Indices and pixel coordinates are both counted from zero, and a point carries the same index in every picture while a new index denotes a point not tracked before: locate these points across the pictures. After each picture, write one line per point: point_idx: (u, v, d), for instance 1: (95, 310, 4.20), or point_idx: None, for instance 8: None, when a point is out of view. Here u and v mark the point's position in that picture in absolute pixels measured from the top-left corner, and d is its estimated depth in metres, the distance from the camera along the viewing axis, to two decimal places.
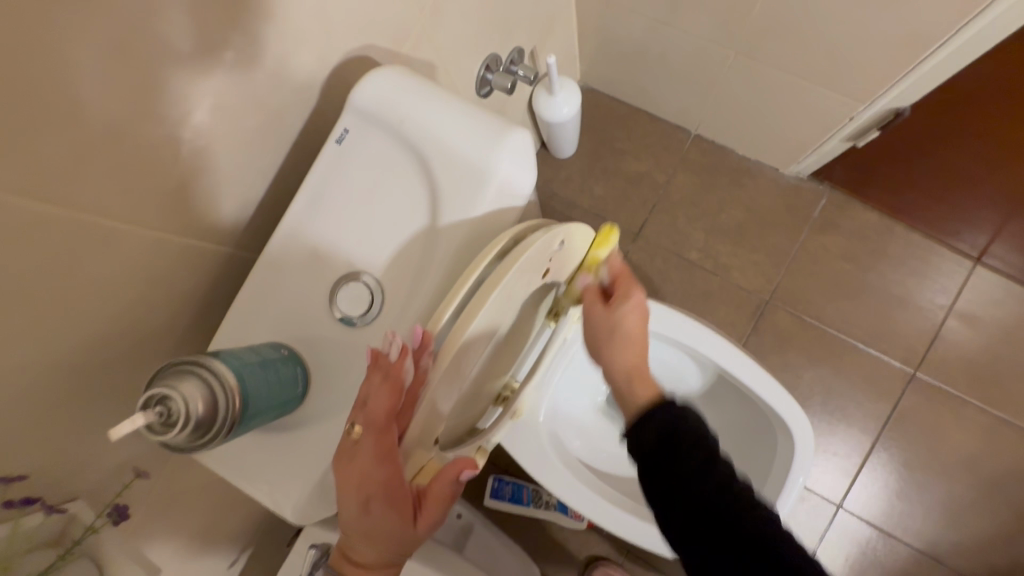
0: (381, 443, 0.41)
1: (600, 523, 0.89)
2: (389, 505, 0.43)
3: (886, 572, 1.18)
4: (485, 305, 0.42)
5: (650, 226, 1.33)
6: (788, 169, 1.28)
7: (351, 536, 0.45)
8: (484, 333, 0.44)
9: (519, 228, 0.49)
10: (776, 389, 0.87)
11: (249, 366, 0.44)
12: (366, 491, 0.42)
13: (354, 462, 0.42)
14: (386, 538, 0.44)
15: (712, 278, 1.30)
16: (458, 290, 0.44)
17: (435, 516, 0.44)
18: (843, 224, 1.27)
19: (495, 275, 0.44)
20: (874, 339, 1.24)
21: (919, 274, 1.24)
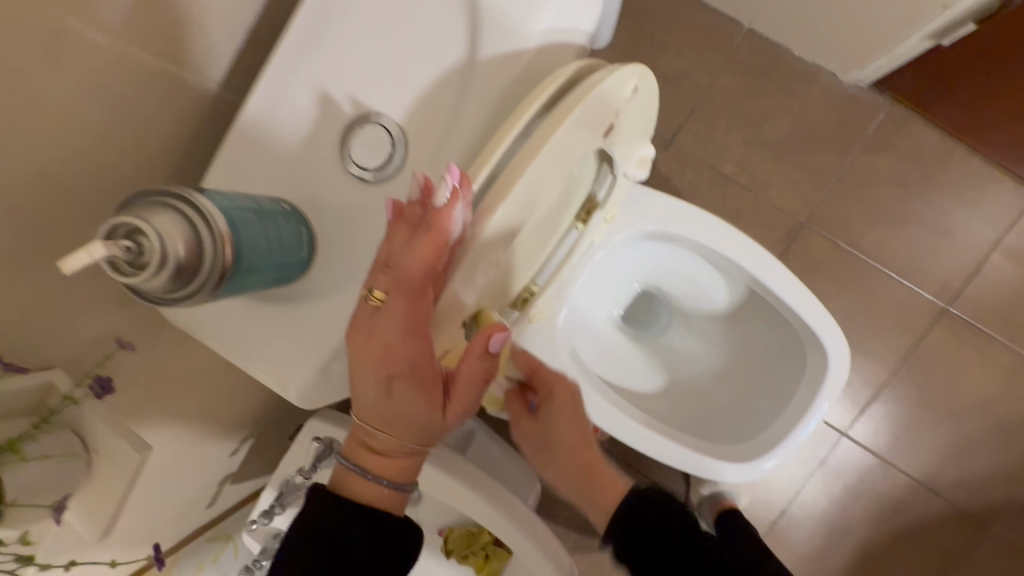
0: (413, 311, 0.35)
1: (613, 433, 0.85)
2: (416, 384, 0.37)
3: (880, 498, 1.20)
4: (543, 151, 0.34)
5: (684, 134, 1.21)
6: (848, 75, 1.14)
7: (368, 420, 0.39)
8: (536, 193, 0.37)
9: (578, 68, 0.40)
10: (813, 306, 0.83)
11: (242, 214, 0.36)
12: (391, 366, 0.36)
13: (375, 334, 0.36)
14: (412, 427, 0.39)
15: (746, 196, 1.20)
16: (505, 133, 0.36)
17: (466, 399, 0.38)
18: (898, 143, 1.16)
19: (554, 117, 0.36)
20: (910, 270, 1.16)
21: (970, 203, 1.14)
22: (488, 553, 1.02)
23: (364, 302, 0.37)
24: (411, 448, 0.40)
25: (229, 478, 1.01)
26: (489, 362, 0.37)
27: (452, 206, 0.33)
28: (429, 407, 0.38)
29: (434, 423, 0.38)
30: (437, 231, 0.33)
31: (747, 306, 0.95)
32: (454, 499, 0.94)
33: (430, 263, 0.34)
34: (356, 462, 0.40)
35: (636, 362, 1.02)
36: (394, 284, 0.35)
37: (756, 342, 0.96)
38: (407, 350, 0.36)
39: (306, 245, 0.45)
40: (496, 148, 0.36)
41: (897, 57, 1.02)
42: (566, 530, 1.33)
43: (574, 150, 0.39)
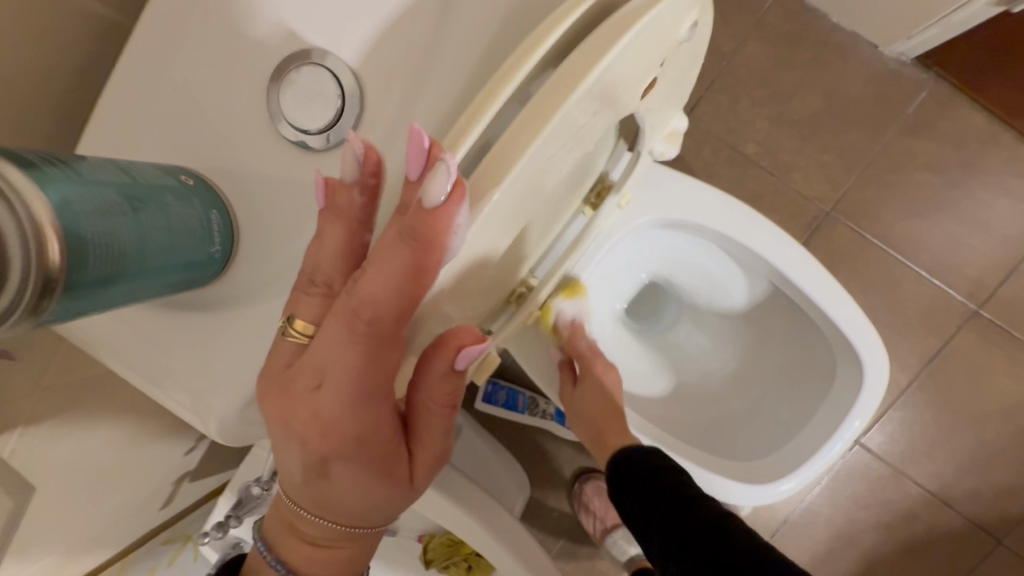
0: (368, 362, 0.24)
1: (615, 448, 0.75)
2: (361, 457, 0.27)
3: (889, 509, 1.12)
4: (557, 115, 0.23)
5: (702, 107, 1.08)
6: (892, 47, 1.02)
7: (296, 497, 0.29)
8: (539, 170, 0.26)
9: None
10: (850, 311, 0.72)
11: (100, 199, 0.33)
12: (325, 442, 0.27)
13: (300, 379, 0.26)
14: (357, 511, 0.29)
15: (767, 179, 1.09)
16: (501, 85, 0.24)
17: (430, 440, 0.29)
18: (941, 125, 1.04)
19: (574, 61, 0.24)
20: (941, 268, 1.07)
21: (1013, 196, 1.04)
22: (470, 564, 0.94)
23: (282, 340, 0.28)
24: (356, 534, 0.30)
25: (187, 477, 0.88)
26: (453, 384, 0.27)
27: (452, 206, 0.22)
28: (385, 482, 0.29)
29: (391, 500, 0.29)
30: (425, 245, 0.22)
31: (769, 306, 0.85)
32: (434, 511, 0.85)
33: (407, 295, 0.23)
34: (278, 556, 0.31)
35: (641, 363, 0.92)
36: (337, 323, 0.24)
37: (778, 348, 0.86)
38: (350, 416, 0.26)
39: (217, 236, 0.43)
40: (487, 106, 0.24)
41: (952, 27, 0.91)
42: (555, 531, 1.26)
43: (601, 107, 0.28)
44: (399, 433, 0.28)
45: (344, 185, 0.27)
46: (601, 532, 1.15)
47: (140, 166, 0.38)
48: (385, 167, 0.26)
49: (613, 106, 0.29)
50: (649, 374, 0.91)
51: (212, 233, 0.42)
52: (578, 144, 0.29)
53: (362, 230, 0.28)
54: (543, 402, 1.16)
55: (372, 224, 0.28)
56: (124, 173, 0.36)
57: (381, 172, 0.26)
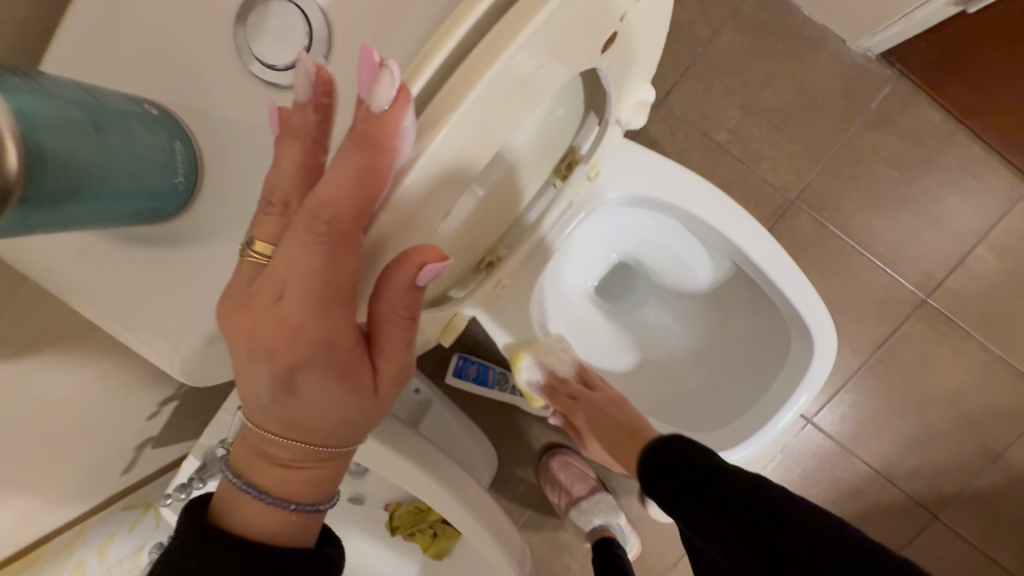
0: (329, 267, 0.25)
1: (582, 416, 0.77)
2: (325, 369, 0.28)
3: (837, 485, 1.19)
4: (506, 55, 0.26)
5: (678, 94, 1.11)
6: (859, 42, 1.06)
7: (264, 417, 0.30)
8: (495, 108, 0.28)
9: None
10: (805, 289, 0.76)
11: (73, 113, 0.35)
12: (290, 352, 0.27)
13: (262, 292, 0.27)
14: (327, 424, 0.30)
15: (737, 167, 1.12)
16: (455, 26, 0.27)
17: (394, 354, 0.30)
18: (901, 122, 1.09)
19: (533, 1, 0.26)
20: (894, 258, 1.12)
21: (963, 192, 1.09)
22: (436, 530, 0.95)
23: (244, 261, 0.28)
24: (325, 451, 0.31)
25: (151, 440, 0.87)
26: (413, 299, 0.28)
27: (398, 110, 0.24)
28: (352, 394, 0.30)
29: (358, 412, 0.30)
30: (378, 149, 0.24)
31: (731, 286, 0.89)
32: (402, 477, 0.86)
33: (365, 195, 0.24)
34: (250, 480, 0.32)
35: (609, 339, 0.95)
36: (299, 231, 0.25)
37: (738, 325, 0.89)
38: (315, 325, 0.27)
39: (180, 167, 0.46)
40: (439, 47, 0.27)
41: (916, 24, 0.95)
42: (521, 505, 1.28)
43: (565, 48, 0.31)
44: (363, 347, 0.29)
45: (298, 108, 0.28)
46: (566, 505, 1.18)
47: (105, 91, 0.40)
48: (336, 88, 0.28)
49: (570, 54, 0.31)
50: (615, 349, 0.94)
51: (174, 164, 0.45)
52: (544, 86, 0.32)
53: (318, 151, 0.29)
54: (513, 377, 1.19)
55: (327, 145, 0.29)
56: (90, 95, 0.38)
57: (332, 91, 0.28)
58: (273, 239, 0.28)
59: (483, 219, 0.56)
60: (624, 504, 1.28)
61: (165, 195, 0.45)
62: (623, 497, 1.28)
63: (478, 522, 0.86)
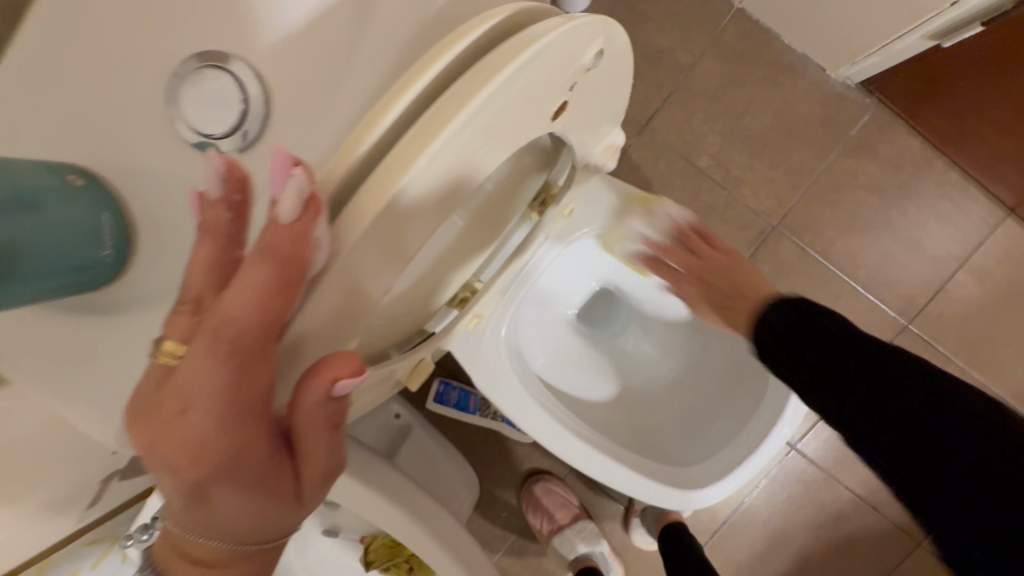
0: (237, 383, 0.24)
1: (560, 454, 0.76)
2: (239, 482, 0.26)
3: (821, 512, 1.18)
4: (435, 143, 0.24)
5: (659, 119, 1.11)
6: (838, 71, 1.07)
7: (180, 522, 0.28)
8: (439, 185, 0.27)
9: (520, 10, 0.30)
10: None
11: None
12: (196, 469, 0.25)
13: (167, 402, 0.25)
14: (247, 533, 0.29)
15: (719, 192, 1.12)
16: (389, 104, 0.26)
17: (317, 457, 0.28)
18: (880, 148, 1.09)
19: (466, 83, 0.25)
20: (876, 283, 1.12)
21: (942, 218, 1.10)
22: (411, 566, 0.93)
23: (153, 365, 0.27)
24: (249, 552, 0.30)
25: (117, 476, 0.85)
26: (332, 406, 0.26)
27: (308, 219, 0.23)
28: (272, 500, 0.28)
29: (282, 515, 0.29)
30: (286, 261, 0.23)
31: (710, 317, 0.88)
32: (376, 514, 0.84)
33: (271, 309, 0.23)
34: None
35: (589, 370, 0.93)
36: (203, 344, 0.24)
37: (717, 356, 0.88)
38: (223, 441, 0.25)
39: (108, 240, 0.53)
40: (381, 121, 0.26)
41: (892, 55, 0.95)
42: (503, 532, 1.26)
43: (511, 123, 0.29)
44: (284, 451, 0.28)
45: (211, 206, 0.27)
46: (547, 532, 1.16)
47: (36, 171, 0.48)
48: (250, 184, 0.28)
49: (520, 124, 0.30)
50: (596, 380, 0.92)
51: (103, 235, 0.52)
52: (493, 158, 0.31)
53: (232, 246, 0.28)
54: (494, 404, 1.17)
55: (243, 240, 0.28)
56: (15, 183, 0.45)
57: (245, 188, 0.27)
58: (181, 342, 0.26)
59: (448, 263, 0.55)
60: (607, 530, 1.26)
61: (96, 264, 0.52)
62: (606, 523, 1.26)
63: (453, 559, 0.84)
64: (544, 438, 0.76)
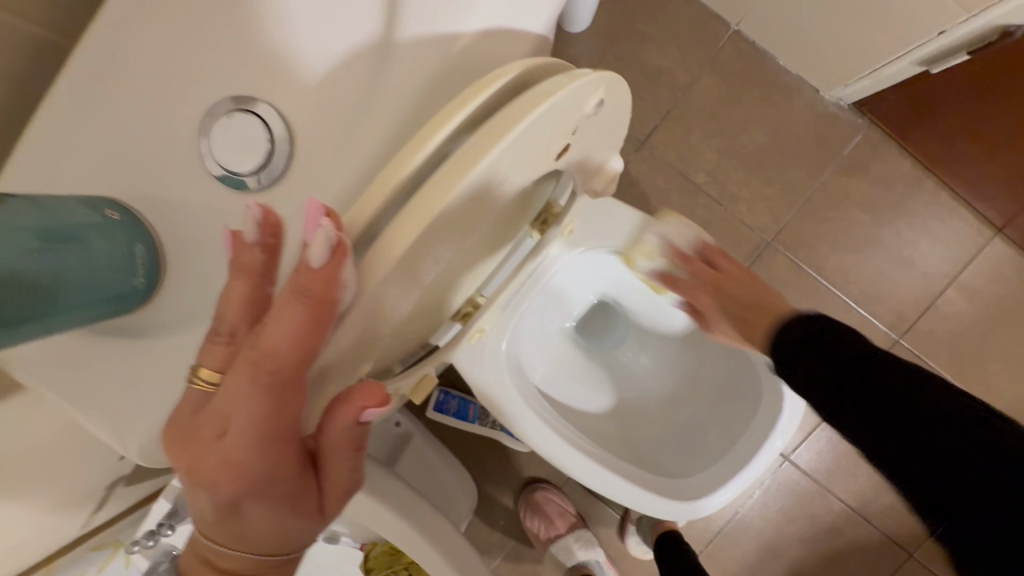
0: (272, 408, 0.26)
1: (559, 465, 0.77)
2: (268, 499, 0.29)
3: (814, 523, 1.19)
4: (449, 195, 0.27)
5: (658, 136, 1.13)
6: (831, 92, 1.10)
7: (209, 537, 0.31)
8: (452, 223, 0.29)
9: (526, 66, 0.32)
10: None
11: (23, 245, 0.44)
12: (231, 487, 0.28)
13: (206, 425, 0.28)
14: (270, 545, 0.31)
15: (715, 208, 1.14)
16: (407, 157, 0.28)
17: (340, 476, 0.31)
18: (872, 167, 1.12)
19: (477, 140, 0.28)
20: (868, 299, 1.14)
21: (932, 236, 1.12)
22: (410, 573, 0.94)
23: (190, 389, 0.30)
24: (273, 564, 0.32)
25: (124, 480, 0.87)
26: (357, 432, 0.29)
27: (336, 263, 0.24)
28: (296, 515, 0.30)
29: (304, 530, 0.31)
30: (316, 302, 0.24)
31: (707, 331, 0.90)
32: (377, 521, 0.85)
33: (304, 346, 0.25)
34: None
35: (587, 382, 0.95)
36: (243, 373, 0.26)
37: (713, 369, 0.90)
38: (254, 461, 0.27)
39: (141, 270, 0.55)
40: (403, 165, 0.28)
41: (884, 78, 0.98)
42: (500, 540, 1.27)
43: (516, 169, 0.32)
44: (308, 470, 0.30)
45: (247, 248, 0.29)
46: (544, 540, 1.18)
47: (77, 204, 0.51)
48: (282, 230, 0.29)
49: (525, 169, 0.33)
50: (594, 391, 0.95)
51: (135, 265, 0.55)
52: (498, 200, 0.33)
53: (263, 284, 0.30)
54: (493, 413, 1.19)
55: (274, 278, 0.30)
56: (45, 215, 0.47)
57: (278, 233, 0.29)
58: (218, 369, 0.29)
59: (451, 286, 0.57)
60: (603, 539, 1.28)
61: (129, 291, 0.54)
62: (602, 532, 1.28)
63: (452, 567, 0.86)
64: (544, 449, 0.78)
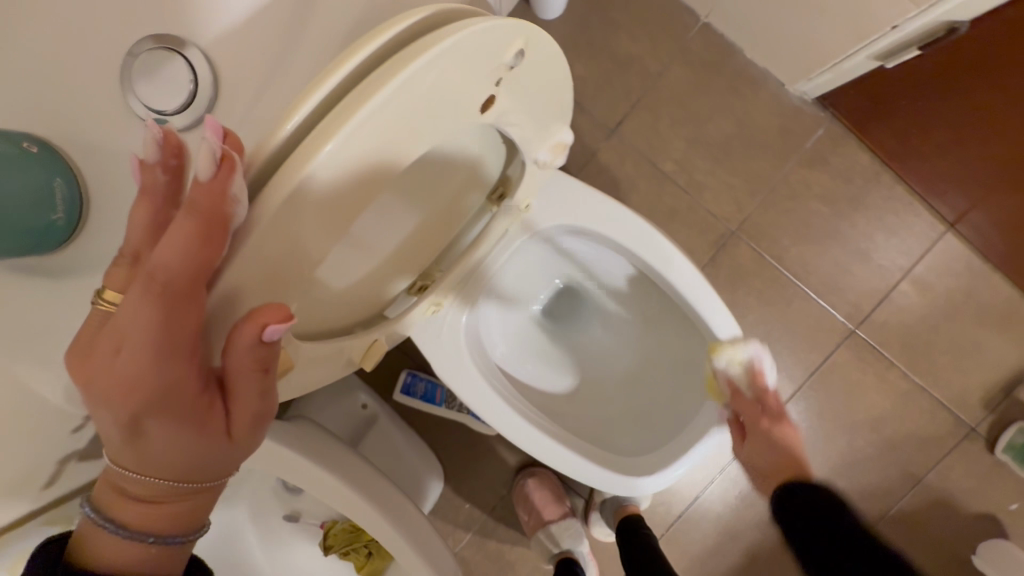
0: (165, 322, 0.29)
1: (511, 439, 0.78)
2: (171, 416, 0.32)
3: (771, 507, 1.22)
4: (337, 135, 0.30)
5: (627, 124, 1.15)
6: (795, 86, 1.12)
7: (119, 459, 0.33)
8: (348, 175, 0.33)
9: (428, 23, 0.36)
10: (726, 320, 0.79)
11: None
12: (131, 401, 0.30)
13: (104, 344, 0.30)
14: (178, 467, 0.34)
15: (681, 197, 1.16)
16: (301, 103, 0.32)
17: (247, 397, 0.34)
18: (833, 161, 1.15)
19: (365, 89, 0.31)
20: (827, 289, 1.18)
21: (889, 230, 1.16)
22: (370, 551, 0.95)
23: (93, 310, 0.33)
24: (184, 487, 0.35)
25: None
26: (261, 353, 0.32)
27: (225, 177, 0.30)
28: (202, 433, 0.33)
29: (212, 451, 0.34)
30: (210, 213, 0.29)
31: (664, 315, 0.92)
32: (333, 498, 0.85)
33: (199, 256, 0.29)
34: (107, 517, 0.34)
35: (548, 363, 0.96)
36: (138, 287, 0.29)
37: (671, 354, 0.92)
38: (153, 380, 0.30)
39: (58, 208, 0.70)
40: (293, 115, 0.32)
41: (843, 72, 1.01)
42: (465, 523, 1.28)
43: (421, 115, 0.35)
44: (214, 391, 0.33)
45: (149, 168, 0.35)
46: (545, 520, 1.20)
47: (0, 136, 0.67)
48: (183, 151, 0.35)
49: (434, 118, 0.36)
50: (555, 372, 0.95)
51: (53, 202, 0.70)
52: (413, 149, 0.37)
53: (166, 206, 0.35)
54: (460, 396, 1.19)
55: (175, 200, 0.35)
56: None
57: (178, 154, 0.35)
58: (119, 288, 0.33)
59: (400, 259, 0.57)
60: None
61: (47, 228, 0.69)
62: None
63: (406, 543, 0.86)
64: (499, 425, 0.78)
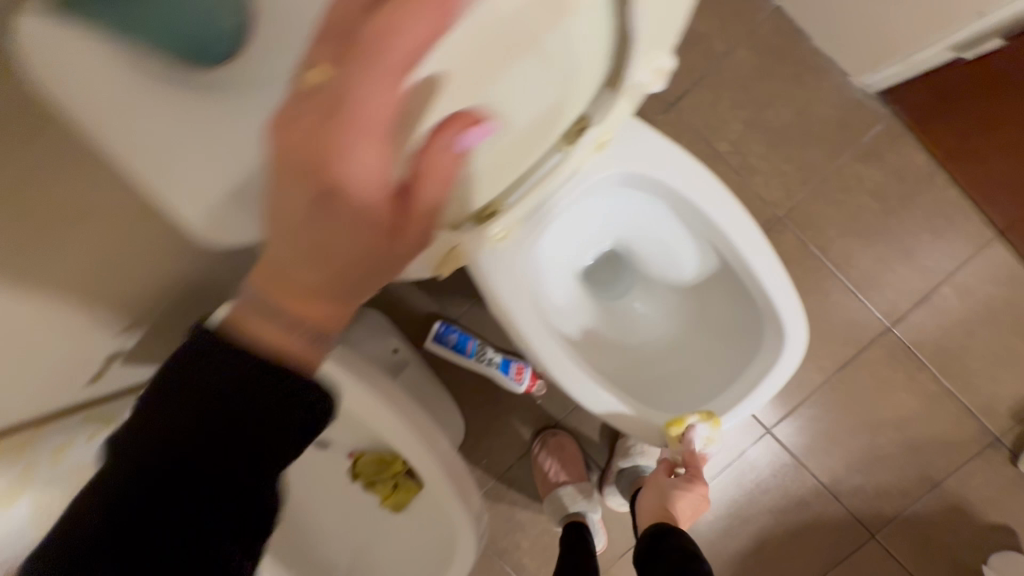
0: (390, 91, 0.27)
1: (554, 378, 0.80)
2: (365, 199, 0.30)
3: (786, 496, 1.23)
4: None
5: (687, 100, 1.15)
6: (860, 78, 1.13)
7: (289, 245, 0.31)
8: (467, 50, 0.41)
9: None
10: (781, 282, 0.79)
11: None
12: (337, 173, 0.29)
13: (315, 112, 0.28)
14: (351, 265, 0.32)
15: (732, 177, 1.17)
16: None
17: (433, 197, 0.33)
18: (888, 157, 1.15)
19: None
20: (867, 285, 1.18)
21: (936, 232, 1.16)
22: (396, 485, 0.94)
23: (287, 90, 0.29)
24: (346, 293, 0.33)
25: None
26: (457, 150, 0.32)
27: None
28: (384, 227, 0.31)
29: (386, 251, 0.32)
30: None
31: (714, 281, 0.92)
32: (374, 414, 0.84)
33: (435, 24, 0.27)
34: (269, 309, 0.32)
35: (591, 318, 0.97)
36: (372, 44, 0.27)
37: (716, 320, 0.92)
38: (368, 153, 0.29)
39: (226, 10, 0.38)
40: None
41: (916, 64, 1.02)
42: (481, 479, 1.29)
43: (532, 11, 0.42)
44: (404, 188, 0.32)
45: None
46: (552, 482, 1.23)
47: None
48: None
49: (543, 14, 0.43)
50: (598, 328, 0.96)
51: None
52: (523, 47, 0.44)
53: None
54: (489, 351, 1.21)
55: None
56: None
57: None
58: (328, 58, 0.28)
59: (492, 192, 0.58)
60: None
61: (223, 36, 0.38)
62: None
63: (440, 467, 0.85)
64: (545, 361, 0.80)
